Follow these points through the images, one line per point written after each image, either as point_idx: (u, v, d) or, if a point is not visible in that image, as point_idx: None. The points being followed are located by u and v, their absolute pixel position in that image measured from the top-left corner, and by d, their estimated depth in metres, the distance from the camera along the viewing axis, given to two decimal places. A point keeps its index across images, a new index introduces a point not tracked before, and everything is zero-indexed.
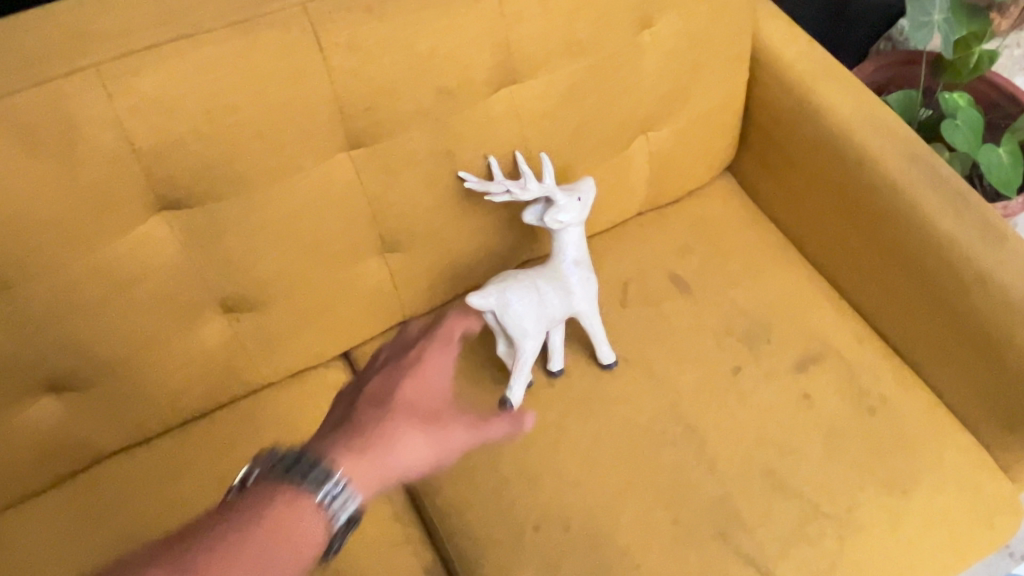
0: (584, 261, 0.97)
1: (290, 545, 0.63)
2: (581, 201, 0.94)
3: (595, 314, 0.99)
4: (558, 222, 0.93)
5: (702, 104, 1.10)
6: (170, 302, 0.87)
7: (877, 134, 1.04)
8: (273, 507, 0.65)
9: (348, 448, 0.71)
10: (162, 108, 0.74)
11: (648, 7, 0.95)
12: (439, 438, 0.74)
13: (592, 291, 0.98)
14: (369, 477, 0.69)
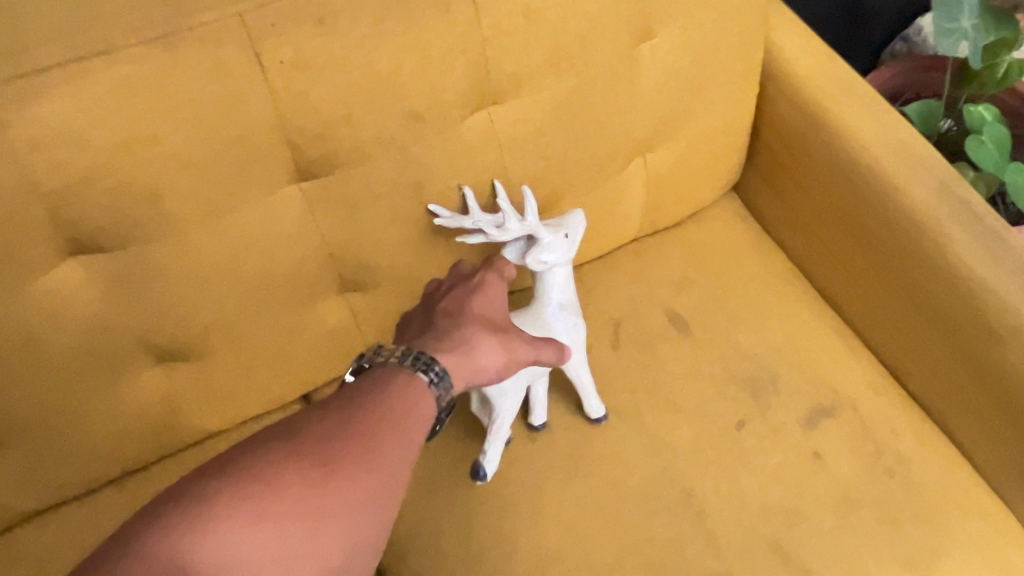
0: (572, 304, 0.86)
1: (408, 415, 0.62)
2: (568, 238, 0.83)
3: (583, 364, 0.88)
4: (541, 264, 0.82)
5: (706, 122, 0.98)
6: (93, 355, 0.75)
7: (902, 161, 0.93)
8: (388, 386, 0.64)
9: (436, 348, 0.70)
10: (67, 138, 0.63)
11: (646, 17, 0.84)
12: (511, 340, 0.74)
13: (580, 338, 0.87)
14: (457, 369, 0.69)
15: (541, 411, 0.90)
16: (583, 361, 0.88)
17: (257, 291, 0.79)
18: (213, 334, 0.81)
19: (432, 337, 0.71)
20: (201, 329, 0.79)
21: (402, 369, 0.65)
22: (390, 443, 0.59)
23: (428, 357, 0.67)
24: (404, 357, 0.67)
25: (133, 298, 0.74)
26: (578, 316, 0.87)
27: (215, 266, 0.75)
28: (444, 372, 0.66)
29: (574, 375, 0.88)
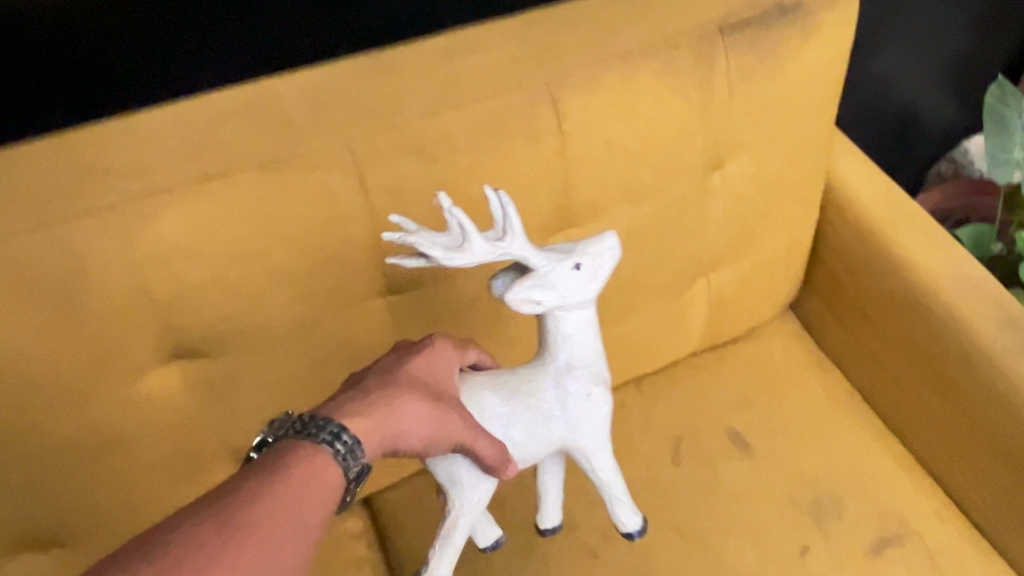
0: (586, 367, 0.69)
1: (307, 493, 0.55)
2: (577, 275, 0.64)
3: (599, 445, 0.71)
4: (533, 306, 0.63)
5: (769, 246, 1.01)
6: (177, 457, 0.77)
7: (965, 292, 0.94)
8: (295, 454, 0.56)
9: (346, 409, 0.60)
10: (183, 253, 0.67)
11: (719, 150, 0.88)
12: (442, 414, 0.61)
13: (596, 410, 0.69)
14: (368, 435, 0.58)
15: (552, 516, 0.82)
16: (598, 440, 0.71)
17: None
18: None
19: (349, 395, 0.61)
20: None
21: (304, 434, 0.58)
22: (299, 509, 0.54)
23: (330, 424, 0.58)
24: (306, 423, 0.59)
25: (221, 402, 0.76)
26: (599, 381, 0.69)
27: (299, 374, 0.78)
28: (349, 445, 0.57)
29: (586, 456, 0.72)
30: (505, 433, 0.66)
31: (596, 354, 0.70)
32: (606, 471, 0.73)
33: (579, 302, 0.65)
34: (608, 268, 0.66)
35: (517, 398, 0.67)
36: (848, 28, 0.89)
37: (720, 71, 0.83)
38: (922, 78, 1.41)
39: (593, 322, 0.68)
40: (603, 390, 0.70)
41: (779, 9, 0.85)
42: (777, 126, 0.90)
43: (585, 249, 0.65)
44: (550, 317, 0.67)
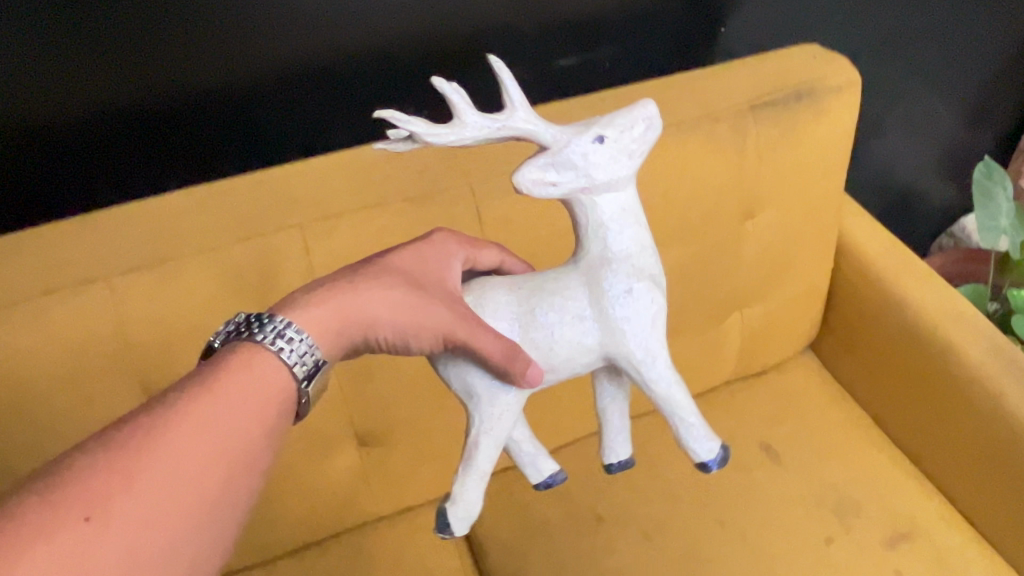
0: (627, 257, 0.59)
1: (231, 397, 0.55)
2: (599, 151, 0.58)
3: (654, 349, 0.59)
4: (549, 189, 0.58)
5: (792, 287, 1.21)
6: (314, 432, 0.96)
7: (958, 325, 1.12)
8: (230, 360, 0.57)
9: (313, 303, 0.60)
10: (345, 262, 0.87)
11: (751, 202, 1.09)
12: (421, 305, 0.60)
13: (644, 307, 0.58)
14: (328, 318, 0.60)
15: (620, 448, 0.66)
16: (649, 346, 0.59)
17: (442, 394, 1.00)
18: (399, 428, 1.00)
19: (320, 284, 0.62)
20: (391, 422, 0.99)
21: (250, 334, 0.58)
22: (237, 401, 0.55)
23: (282, 320, 0.58)
24: (260, 322, 0.59)
25: (353, 388, 0.95)
26: (645, 275, 0.59)
27: (417, 369, 0.97)
28: (306, 346, 0.58)
29: (636, 367, 0.59)
30: (521, 334, 0.59)
31: (641, 242, 0.60)
32: (664, 388, 0.59)
33: (610, 179, 0.58)
34: (645, 145, 0.60)
35: (535, 297, 0.59)
36: (852, 110, 1.11)
37: (751, 140, 1.05)
38: (920, 158, 1.62)
39: (632, 206, 0.60)
40: (649, 285, 0.59)
41: (797, 93, 1.07)
42: (797, 186, 1.11)
43: (612, 126, 0.59)
44: (577, 199, 0.59)
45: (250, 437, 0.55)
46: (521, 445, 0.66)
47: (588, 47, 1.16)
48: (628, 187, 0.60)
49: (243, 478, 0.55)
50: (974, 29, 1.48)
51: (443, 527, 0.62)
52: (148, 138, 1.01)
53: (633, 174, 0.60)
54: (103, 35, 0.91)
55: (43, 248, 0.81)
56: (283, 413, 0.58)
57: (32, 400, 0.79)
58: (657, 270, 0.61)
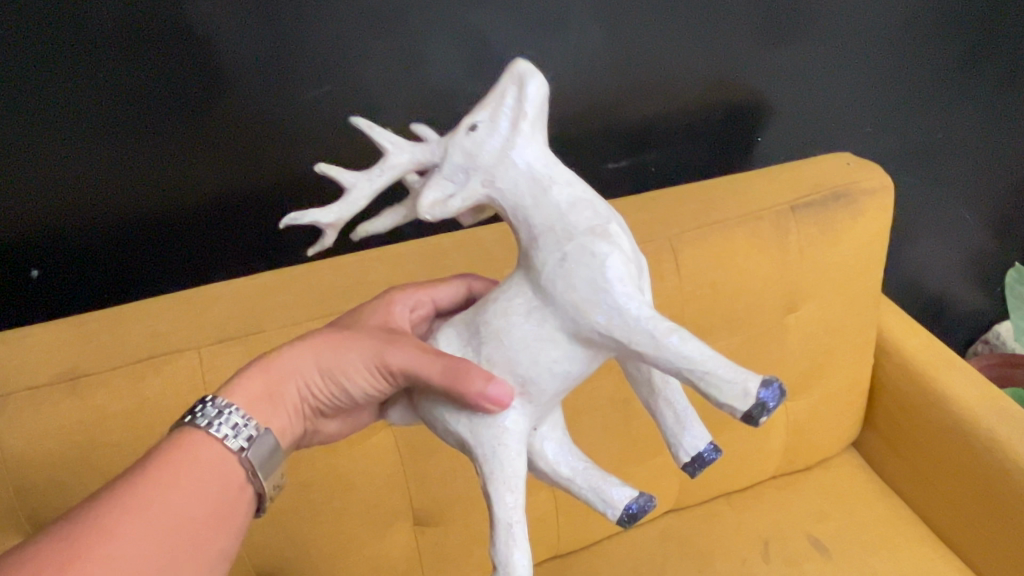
0: (554, 226, 0.58)
1: (165, 474, 0.56)
2: (476, 136, 0.60)
3: (612, 307, 0.55)
4: (449, 200, 0.59)
5: (835, 382, 1.24)
6: (376, 511, 0.97)
7: (1002, 421, 1.13)
8: (164, 449, 0.58)
9: (245, 377, 0.65)
10: None
11: (793, 297, 1.14)
12: (350, 345, 0.65)
13: (588, 269, 0.56)
14: (263, 380, 0.65)
15: (691, 441, 0.61)
16: (609, 306, 0.55)
17: None
18: (454, 508, 1.01)
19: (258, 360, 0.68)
20: (448, 502, 1.01)
21: (182, 421, 0.60)
22: (177, 476, 0.56)
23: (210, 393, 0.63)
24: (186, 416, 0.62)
25: (415, 465, 0.97)
26: (579, 237, 0.57)
27: None
28: (240, 416, 0.61)
29: (607, 335, 0.55)
30: (476, 354, 0.60)
31: (564, 203, 0.59)
32: (648, 342, 0.54)
33: (502, 157, 0.59)
34: (526, 102, 0.59)
35: (480, 317, 0.61)
36: (886, 211, 1.18)
37: (793, 236, 1.11)
38: (952, 264, 1.67)
39: (547, 169, 0.60)
40: (587, 242, 0.56)
41: (834, 194, 1.14)
42: (838, 281, 1.17)
43: (483, 111, 0.61)
44: (491, 198, 0.60)
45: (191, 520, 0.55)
46: (574, 478, 0.61)
47: (637, 151, 1.25)
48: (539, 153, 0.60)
49: (182, 562, 0.54)
50: (996, 142, 1.55)
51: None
52: (237, 229, 1.05)
53: (526, 139, 0.60)
54: (219, 136, 0.97)
55: (139, 319, 0.88)
56: (223, 494, 0.58)
57: (118, 461, 0.82)
58: (599, 220, 0.58)
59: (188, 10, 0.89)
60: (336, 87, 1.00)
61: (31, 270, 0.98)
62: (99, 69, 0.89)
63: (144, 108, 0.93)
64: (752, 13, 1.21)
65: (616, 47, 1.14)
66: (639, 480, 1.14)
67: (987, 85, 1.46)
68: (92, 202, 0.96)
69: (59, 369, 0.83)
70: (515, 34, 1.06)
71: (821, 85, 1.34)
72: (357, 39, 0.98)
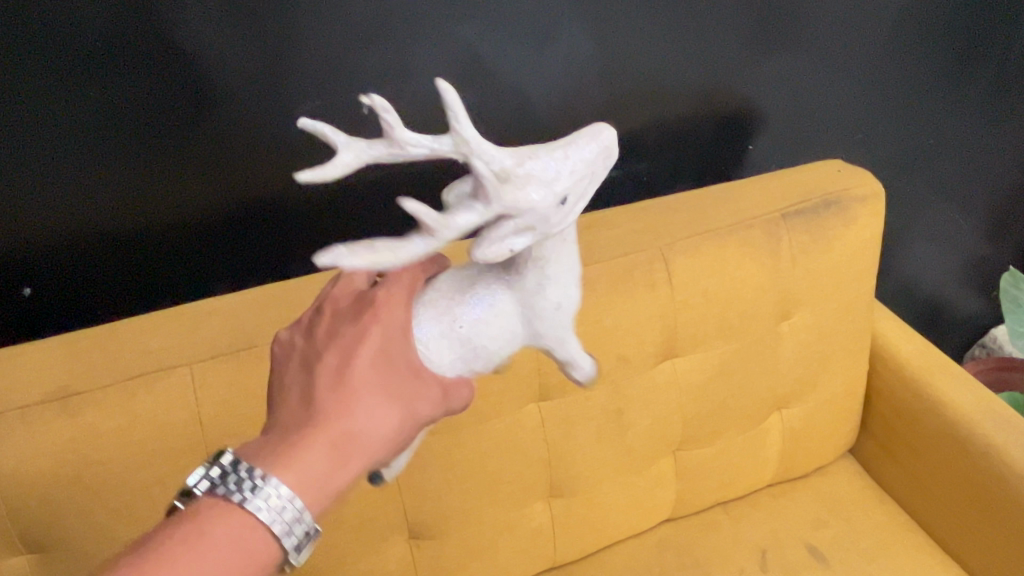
0: (556, 282, 0.68)
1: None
2: (560, 210, 0.61)
3: (567, 346, 0.72)
4: (511, 251, 0.59)
5: (830, 389, 1.24)
6: (371, 525, 0.96)
7: (997, 425, 1.13)
8: (228, 545, 0.57)
9: (318, 462, 0.60)
10: None
11: (786, 305, 1.14)
12: (410, 411, 0.64)
13: (565, 318, 0.70)
14: (340, 463, 0.61)
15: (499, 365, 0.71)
16: (562, 336, 0.71)
17: (491, 487, 1.02)
18: (449, 521, 1.01)
19: (313, 434, 0.60)
20: (442, 515, 1.00)
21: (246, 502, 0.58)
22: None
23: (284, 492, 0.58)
24: (237, 475, 0.59)
25: (410, 478, 0.97)
26: (569, 285, 0.69)
27: (469, 461, 0.99)
28: (297, 516, 0.59)
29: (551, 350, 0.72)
30: (465, 366, 0.69)
31: (567, 260, 0.69)
32: (573, 360, 0.73)
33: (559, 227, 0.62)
34: (593, 178, 0.63)
35: (473, 337, 0.68)
36: (878, 218, 1.18)
37: (785, 244, 1.11)
38: (945, 268, 1.67)
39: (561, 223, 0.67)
40: (571, 288, 0.69)
41: (826, 202, 1.15)
42: (831, 288, 1.17)
43: (567, 174, 0.60)
44: None
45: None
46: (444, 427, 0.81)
47: (628, 160, 1.26)
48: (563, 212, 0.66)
49: None
50: (987, 146, 1.55)
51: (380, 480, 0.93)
52: (228, 243, 1.05)
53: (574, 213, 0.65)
54: (208, 152, 0.97)
55: (132, 336, 0.89)
56: None
57: (112, 479, 0.82)
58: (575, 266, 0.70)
59: (174, 28, 0.89)
60: (326, 103, 1.00)
61: (24, 288, 0.98)
62: (88, 89, 0.89)
63: (136, 127, 0.93)
64: (742, 21, 1.21)
65: (606, 58, 1.14)
66: (634, 489, 1.14)
67: (978, 90, 1.47)
68: (86, 220, 0.96)
69: (52, 388, 0.83)
70: (504, 45, 1.06)
71: (812, 92, 1.34)
72: (348, 54, 0.98)
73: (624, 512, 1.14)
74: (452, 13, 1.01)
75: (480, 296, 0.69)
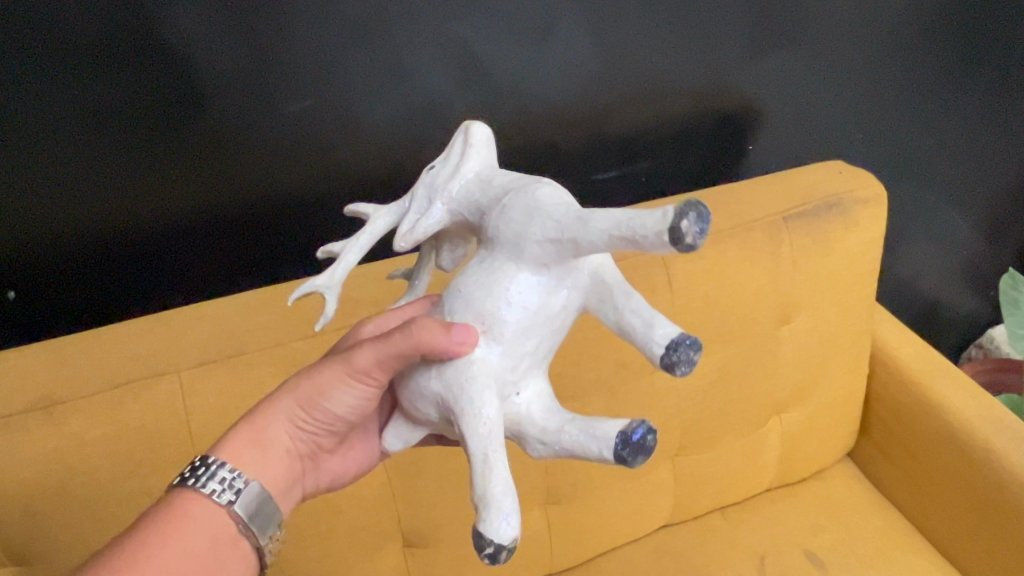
0: (496, 189, 0.61)
1: (171, 527, 0.58)
2: (433, 171, 0.65)
3: (546, 214, 0.57)
4: (428, 224, 0.62)
5: (830, 393, 1.23)
6: (365, 533, 0.94)
7: (999, 431, 1.11)
8: (162, 510, 0.60)
9: (230, 433, 0.66)
10: None
11: (786, 309, 1.12)
12: (310, 376, 0.65)
13: (521, 200, 0.59)
14: (250, 428, 0.65)
15: (657, 332, 0.55)
16: (541, 219, 0.57)
17: None
18: (444, 529, 0.99)
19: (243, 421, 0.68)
20: (438, 523, 0.98)
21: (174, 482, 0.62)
22: (182, 529, 0.59)
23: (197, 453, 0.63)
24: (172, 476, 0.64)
25: (404, 486, 0.95)
26: (517, 185, 0.60)
27: (465, 467, 0.97)
28: (227, 471, 0.61)
29: (549, 241, 0.56)
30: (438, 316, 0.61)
31: (507, 176, 0.63)
32: (579, 227, 0.55)
33: (456, 172, 0.64)
34: (463, 128, 0.66)
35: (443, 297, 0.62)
36: (879, 221, 1.17)
37: (785, 247, 1.10)
38: (945, 269, 1.66)
39: (489, 169, 0.64)
40: (522, 186, 0.60)
41: (826, 204, 1.13)
42: (831, 292, 1.15)
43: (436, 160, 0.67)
44: (453, 209, 0.63)
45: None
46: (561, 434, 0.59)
47: (627, 161, 1.24)
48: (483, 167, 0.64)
49: None
50: (988, 147, 1.54)
51: (496, 548, 0.53)
52: (219, 249, 1.03)
53: (471, 153, 0.65)
54: (195, 152, 0.95)
55: (120, 342, 0.86)
56: (220, 547, 0.60)
57: (98, 488, 0.80)
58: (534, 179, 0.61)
59: (163, 26, 0.87)
60: (319, 101, 0.98)
61: (8, 292, 0.96)
62: (74, 85, 0.87)
63: (123, 124, 0.90)
64: (743, 19, 1.19)
65: (605, 58, 1.12)
66: (632, 494, 1.12)
67: (978, 91, 1.45)
68: (71, 221, 0.94)
69: (36, 396, 0.80)
70: (502, 45, 1.04)
71: (813, 92, 1.32)
72: (341, 52, 0.96)
73: (622, 517, 1.13)
74: (448, 11, 0.99)
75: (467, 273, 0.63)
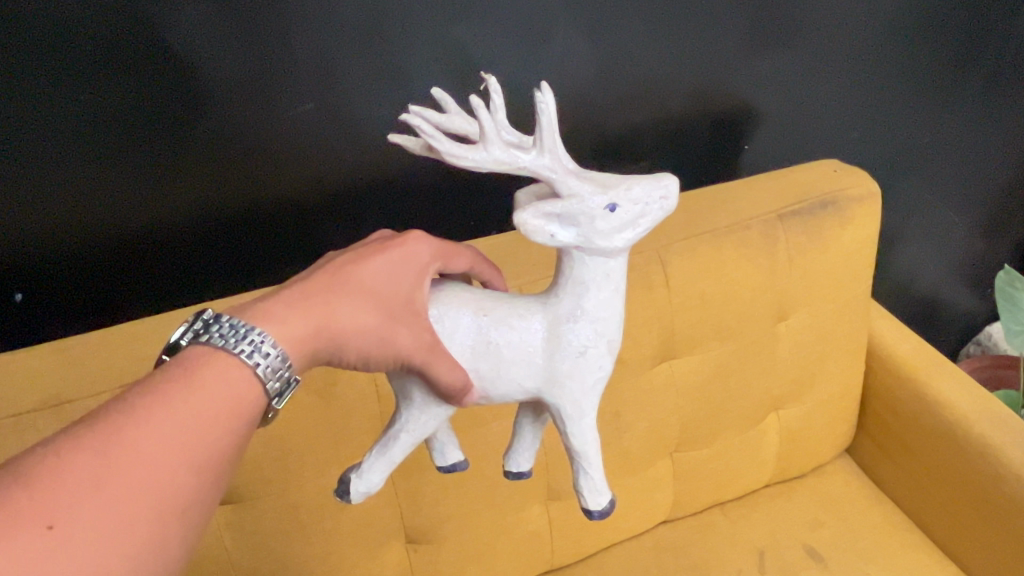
0: (595, 321, 0.58)
1: (218, 411, 0.50)
2: (610, 220, 0.56)
3: (584, 408, 0.59)
4: (551, 238, 0.55)
5: (826, 389, 1.24)
6: (368, 529, 0.96)
7: (994, 424, 1.13)
8: (210, 379, 0.51)
9: (283, 315, 0.55)
10: None
11: (782, 306, 1.14)
12: (391, 328, 0.56)
13: (591, 373, 0.59)
14: (305, 335, 0.55)
15: (521, 461, 0.65)
16: (580, 404, 0.59)
17: (487, 491, 1.01)
18: (447, 525, 1.01)
19: (293, 294, 0.57)
20: (439, 519, 1.00)
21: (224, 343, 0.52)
22: (222, 413, 0.50)
23: (258, 331, 0.53)
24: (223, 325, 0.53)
25: (406, 483, 0.97)
26: (606, 342, 0.59)
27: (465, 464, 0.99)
28: (282, 372, 0.53)
29: (557, 416, 0.59)
30: (468, 365, 0.58)
31: (616, 311, 0.60)
32: (581, 440, 0.60)
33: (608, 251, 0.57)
34: (653, 221, 0.58)
35: (491, 331, 0.58)
36: (874, 219, 1.18)
37: (781, 245, 1.11)
38: (941, 267, 1.67)
39: (619, 275, 0.59)
40: (606, 354, 0.59)
41: (821, 202, 1.14)
42: (827, 288, 1.17)
43: (628, 196, 0.56)
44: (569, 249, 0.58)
45: (203, 464, 0.49)
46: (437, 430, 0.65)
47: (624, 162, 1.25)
48: (621, 256, 0.59)
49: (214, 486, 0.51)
50: (982, 144, 1.55)
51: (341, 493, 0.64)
52: (223, 252, 1.05)
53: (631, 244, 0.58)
54: (204, 158, 0.97)
55: (126, 342, 0.88)
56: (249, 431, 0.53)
57: None
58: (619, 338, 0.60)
59: (173, 35, 0.89)
60: (321, 105, 0.99)
61: (17, 293, 0.97)
62: (88, 90, 0.89)
63: (138, 124, 0.92)
64: (738, 21, 1.21)
65: (601, 60, 1.14)
66: (631, 490, 1.13)
67: (973, 90, 1.47)
68: (83, 220, 0.95)
69: (43, 395, 0.82)
70: (501, 50, 1.06)
71: (808, 91, 1.34)
72: (342, 55, 0.97)
73: (621, 513, 1.14)
74: (448, 18, 1.01)
75: (514, 298, 0.60)
